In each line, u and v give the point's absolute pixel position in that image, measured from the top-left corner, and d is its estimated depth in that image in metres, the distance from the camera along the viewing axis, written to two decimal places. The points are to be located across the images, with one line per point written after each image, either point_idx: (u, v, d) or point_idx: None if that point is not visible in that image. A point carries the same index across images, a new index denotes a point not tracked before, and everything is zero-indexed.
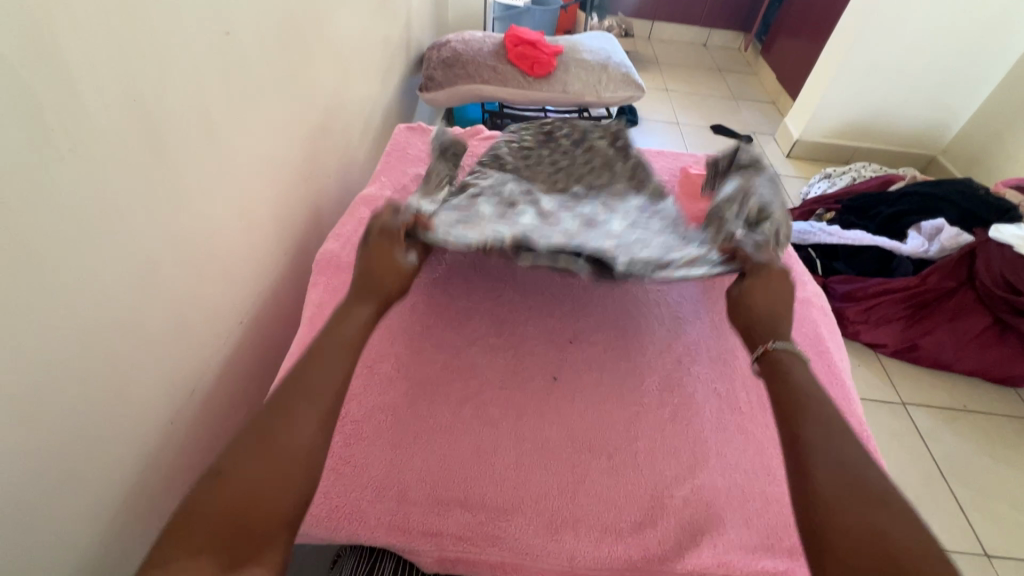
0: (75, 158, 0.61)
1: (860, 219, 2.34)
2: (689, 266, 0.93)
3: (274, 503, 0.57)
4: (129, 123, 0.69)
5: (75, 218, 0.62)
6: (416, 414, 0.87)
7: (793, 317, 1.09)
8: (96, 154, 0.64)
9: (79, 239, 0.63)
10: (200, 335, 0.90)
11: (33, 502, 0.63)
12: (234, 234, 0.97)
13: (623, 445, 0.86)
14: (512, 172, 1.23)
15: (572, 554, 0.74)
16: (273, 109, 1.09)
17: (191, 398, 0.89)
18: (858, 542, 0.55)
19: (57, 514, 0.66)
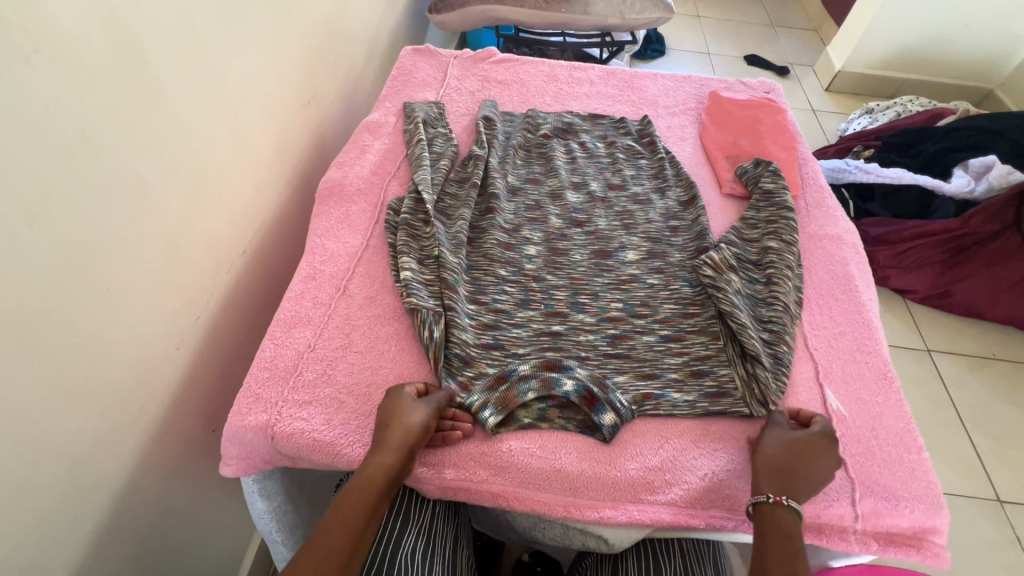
0: (42, 61, 0.60)
1: (901, 157, 2.18)
2: (684, 395, 0.81)
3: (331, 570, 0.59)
4: (93, 27, 0.66)
5: (40, 125, 0.61)
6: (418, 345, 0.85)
7: (821, 256, 1.02)
8: (58, 58, 0.62)
9: (46, 148, 0.62)
10: (199, 262, 0.90)
11: (39, 411, 0.65)
12: (230, 158, 0.95)
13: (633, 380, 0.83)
14: (531, 173, 1.13)
15: (575, 484, 0.73)
16: (267, 24, 1.02)
17: (195, 325, 0.90)
18: None
19: (62, 423, 0.68)
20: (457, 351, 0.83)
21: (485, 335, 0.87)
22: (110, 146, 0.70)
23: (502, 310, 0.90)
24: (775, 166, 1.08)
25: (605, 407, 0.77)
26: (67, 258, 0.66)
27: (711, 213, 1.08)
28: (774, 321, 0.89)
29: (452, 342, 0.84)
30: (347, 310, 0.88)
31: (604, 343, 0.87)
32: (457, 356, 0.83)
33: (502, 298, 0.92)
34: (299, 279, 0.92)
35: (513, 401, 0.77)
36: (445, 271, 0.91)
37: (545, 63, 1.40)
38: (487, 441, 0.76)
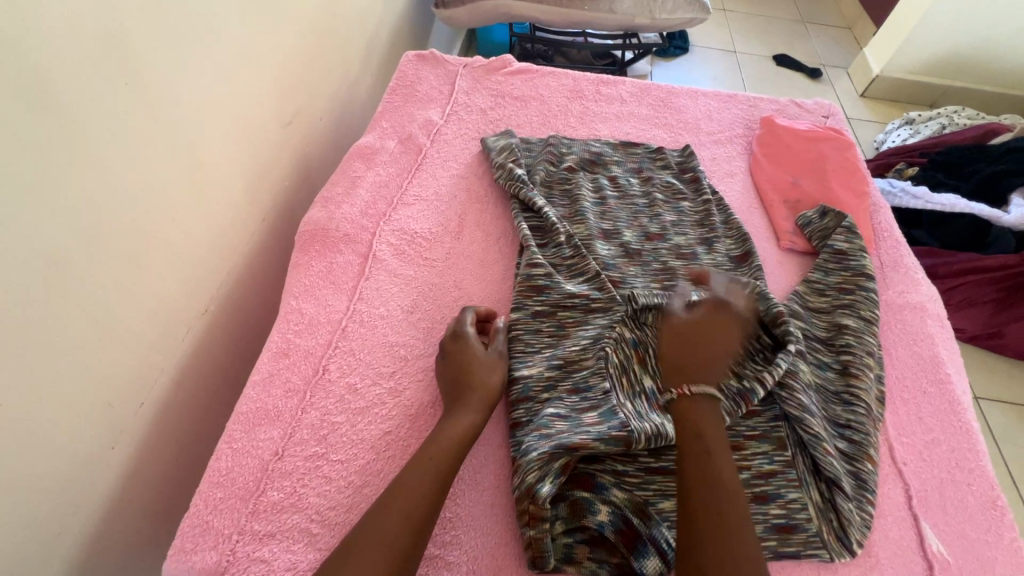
0: None
1: (949, 178, 1.98)
2: None
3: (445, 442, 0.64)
4: None
5: None
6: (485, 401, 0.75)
7: (908, 334, 0.84)
8: None
9: None
10: (144, 335, 0.72)
11: None
12: (186, 202, 0.77)
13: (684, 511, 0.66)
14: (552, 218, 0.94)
15: None
16: (235, 32, 0.83)
17: (140, 412, 0.73)
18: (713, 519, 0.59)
19: None
20: (535, 441, 0.67)
21: (542, 443, 0.66)
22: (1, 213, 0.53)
23: (568, 414, 0.71)
24: (850, 220, 0.90)
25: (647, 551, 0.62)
26: None
27: (768, 271, 0.90)
28: (855, 427, 0.72)
29: (541, 428, 0.69)
30: (325, 401, 0.71)
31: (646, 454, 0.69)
32: (538, 443, 0.67)
33: (576, 402, 0.73)
34: (268, 357, 0.75)
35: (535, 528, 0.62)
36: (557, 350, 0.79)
37: (568, 75, 1.21)
38: None
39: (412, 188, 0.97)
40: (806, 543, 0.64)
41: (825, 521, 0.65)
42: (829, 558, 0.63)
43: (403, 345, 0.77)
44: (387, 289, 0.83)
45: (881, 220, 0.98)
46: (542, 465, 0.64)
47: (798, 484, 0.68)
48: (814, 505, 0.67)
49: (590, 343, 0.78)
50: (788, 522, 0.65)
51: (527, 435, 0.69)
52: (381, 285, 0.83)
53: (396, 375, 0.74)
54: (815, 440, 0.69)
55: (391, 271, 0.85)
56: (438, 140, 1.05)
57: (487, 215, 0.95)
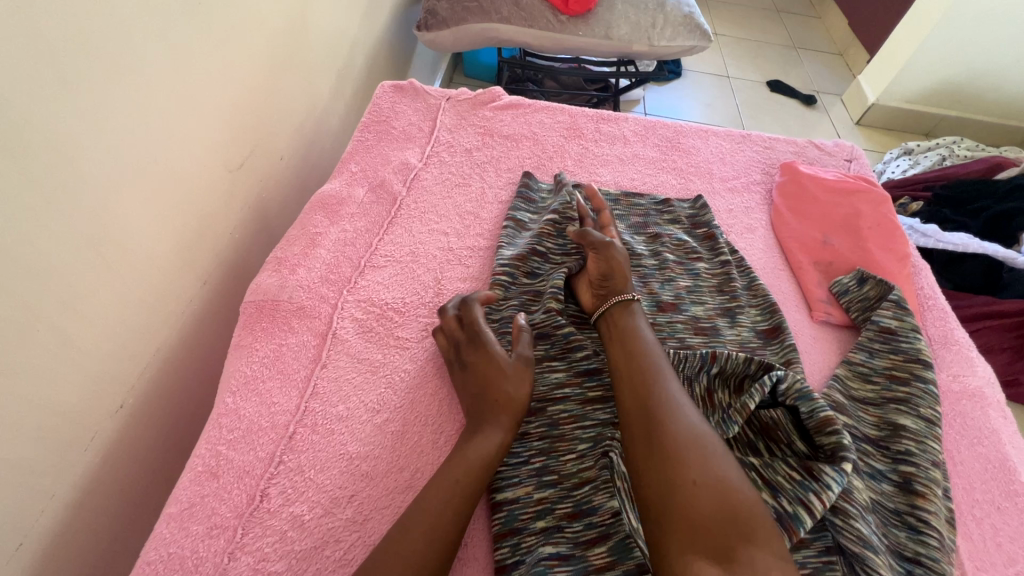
0: None
1: (956, 215, 1.90)
2: None
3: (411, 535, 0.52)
4: None
5: None
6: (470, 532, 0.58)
7: (968, 431, 0.71)
8: None
9: None
10: (23, 458, 0.56)
11: None
12: (89, 280, 0.61)
13: None
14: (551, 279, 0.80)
15: None
16: (165, 65, 0.68)
17: (15, 557, 0.56)
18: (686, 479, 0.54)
19: None
20: None
21: None
22: None
23: (569, 555, 0.57)
24: (896, 292, 0.78)
25: None
26: None
27: (803, 349, 0.77)
28: (927, 565, 0.57)
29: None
30: (261, 542, 0.55)
31: None
32: None
33: (578, 532, 0.58)
34: (190, 479, 0.59)
35: None
36: (547, 454, 0.65)
37: (564, 110, 1.08)
38: None
39: (384, 246, 0.82)
40: None
41: None
42: None
43: (365, 458, 0.62)
44: (348, 379, 0.67)
45: (925, 287, 0.85)
46: None
47: None
48: None
49: (590, 447, 0.64)
50: None
51: None
52: (342, 375, 0.68)
53: (356, 501, 0.59)
54: None
55: (354, 355, 0.70)
56: (415, 187, 0.91)
57: (473, 280, 0.80)
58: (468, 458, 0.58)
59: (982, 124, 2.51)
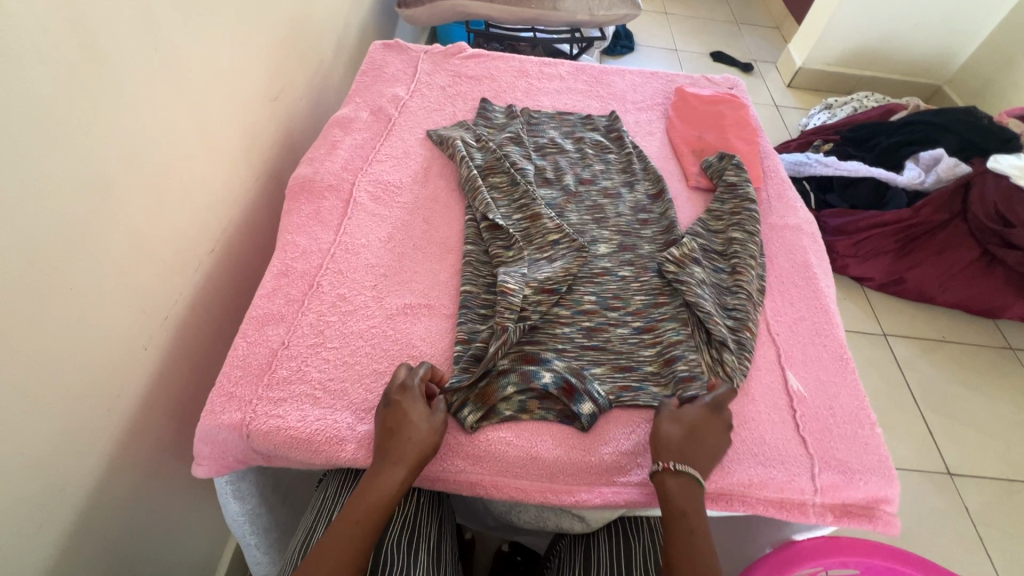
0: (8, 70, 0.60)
1: (857, 151, 2.27)
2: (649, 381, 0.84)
3: (356, 514, 0.66)
4: (58, 27, 0.66)
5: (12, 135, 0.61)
6: (452, 301, 0.92)
7: (783, 246, 1.06)
8: (25, 62, 0.62)
9: (21, 159, 0.62)
10: (168, 261, 0.88)
11: (15, 416, 0.65)
12: (197, 155, 0.93)
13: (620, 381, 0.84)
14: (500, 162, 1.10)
15: (568, 481, 0.76)
16: (233, 16, 1.01)
17: (164, 325, 0.88)
18: (693, 534, 0.68)
19: (35, 427, 0.68)
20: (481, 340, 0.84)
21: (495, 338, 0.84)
22: (84, 146, 0.71)
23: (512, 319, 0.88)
24: (739, 160, 1.12)
25: (592, 413, 0.78)
26: (44, 261, 0.67)
27: (679, 204, 1.11)
28: (739, 309, 0.93)
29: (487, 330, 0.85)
30: (320, 306, 0.88)
31: (579, 336, 0.89)
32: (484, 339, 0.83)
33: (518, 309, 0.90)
34: (271, 277, 0.91)
35: (493, 397, 0.79)
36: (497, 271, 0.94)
37: (515, 58, 1.41)
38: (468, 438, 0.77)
39: (384, 149, 1.14)
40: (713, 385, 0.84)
41: (723, 373, 0.85)
42: None
43: (382, 265, 0.95)
44: (366, 224, 1.00)
45: (769, 163, 1.21)
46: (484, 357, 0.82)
47: (694, 351, 0.89)
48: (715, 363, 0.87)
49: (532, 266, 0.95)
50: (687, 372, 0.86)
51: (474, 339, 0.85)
52: (362, 222, 1.00)
53: (377, 286, 0.92)
54: (707, 317, 0.90)
55: (369, 212, 1.02)
56: (405, 111, 1.24)
57: (450, 169, 1.13)
58: (404, 445, 0.69)
59: (893, 82, 2.90)
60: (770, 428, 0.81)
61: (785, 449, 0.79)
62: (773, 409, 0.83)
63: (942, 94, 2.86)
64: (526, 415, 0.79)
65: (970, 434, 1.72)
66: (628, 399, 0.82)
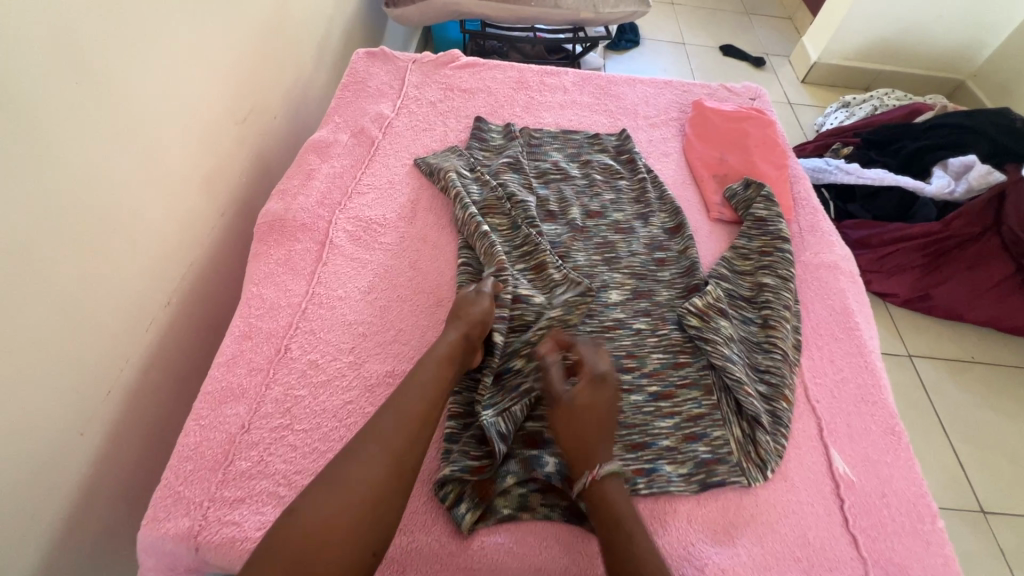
0: None
1: (879, 155, 2.13)
2: (670, 467, 0.72)
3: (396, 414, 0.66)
4: None
5: None
6: None
7: (819, 290, 0.93)
8: None
9: None
10: (111, 326, 0.76)
11: None
12: (145, 198, 0.80)
13: (637, 467, 0.72)
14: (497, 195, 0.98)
15: None
16: (189, 33, 0.87)
17: (108, 399, 0.76)
18: None
19: None
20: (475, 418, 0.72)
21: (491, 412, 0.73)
22: None
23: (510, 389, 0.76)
24: (768, 190, 0.99)
25: None
26: None
27: (700, 240, 0.98)
28: (773, 372, 0.80)
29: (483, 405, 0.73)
30: (288, 377, 0.76)
31: None
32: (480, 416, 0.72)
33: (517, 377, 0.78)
34: (231, 340, 0.79)
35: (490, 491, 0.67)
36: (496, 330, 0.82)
37: (513, 68, 1.27)
38: (458, 550, 0.64)
39: (365, 177, 1.01)
40: (746, 472, 0.72)
41: (756, 455, 0.73)
42: (747, 483, 0.71)
43: (361, 323, 0.82)
44: (343, 271, 0.88)
45: (800, 191, 1.07)
46: (478, 440, 0.71)
47: (723, 426, 0.76)
48: (747, 442, 0.75)
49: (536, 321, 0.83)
50: (715, 455, 0.73)
51: (468, 416, 0.74)
52: (339, 269, 0.88)
53: (355, 350, 0.79)
54: (737, 384, 0.77)
55: (347, 255, 0.90)
56: (390, 132, 1.10)
57: (439, 201, 1.00)
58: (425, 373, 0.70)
59: (914, 77, 2.74)
60: (815, 523, 0.69)
61: (834, 551, 0.67)
62: (816, 499, 0.71)
63: (965, 89, 2.70)
64: (526, 514, 0.67)
65: (1005, 467, 1.61)
66: (644, 491, 0.70)
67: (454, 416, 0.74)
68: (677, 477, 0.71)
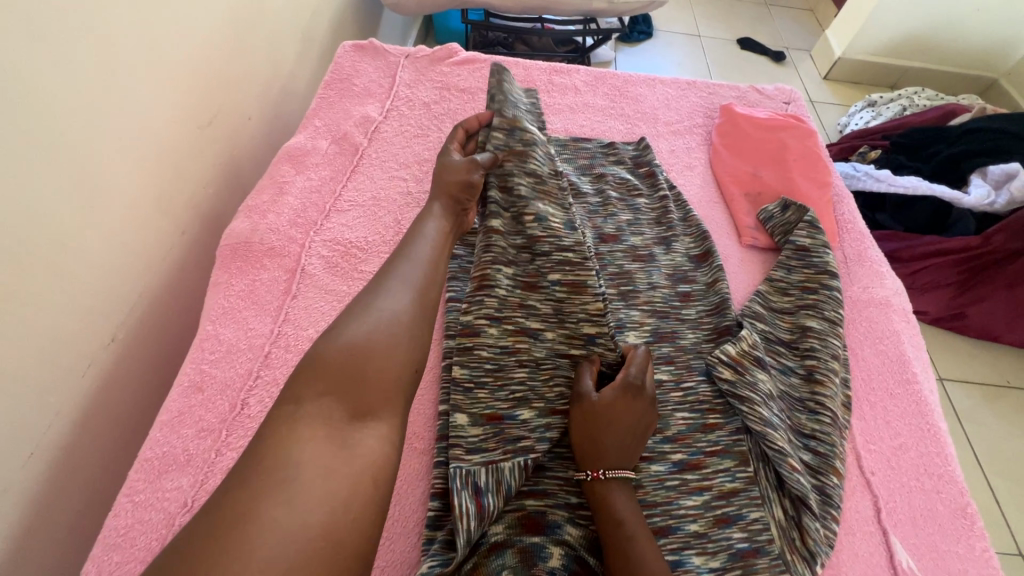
0: None
1: (910, 160, 1.98)
2: (700, 560, 0.60)
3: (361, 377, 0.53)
4: None
5: None
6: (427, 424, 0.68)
7: (869, 333, 0.80)
8: None
9: None
10: (31, 378, 0.63)
11: None
12: (76, 223, 0.68)
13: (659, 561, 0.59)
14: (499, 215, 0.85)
15: None
16: (131, 23, 0.73)
17: (30, 463, 0.64)
18: None
19: None
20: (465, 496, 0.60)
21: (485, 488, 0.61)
22: None
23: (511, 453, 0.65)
24: (811, 214, 0.86)
25: None
26: None
27: (730, 270, 0.85)
28: (821, 438, 0.68)
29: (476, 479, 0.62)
30: (244, 439, 0.63)
31: None
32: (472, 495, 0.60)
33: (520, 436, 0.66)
34: (179, 392, 0.67)
35: None
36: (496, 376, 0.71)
37: (518, 64, 1.13)
38: None
39: (347, 192, 0.88)
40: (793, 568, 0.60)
41: (802, 546, 0.61)
42: None
43: None
44: (316, 306, 0.75)
45: (845, 213, 0.94)
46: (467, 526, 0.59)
47: (763, 506, 0.64)
48: (791, 527, 0.63)
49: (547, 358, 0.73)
50: (754, 545, 0.61)
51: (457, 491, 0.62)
52: (312, 304, 0.75)
53: None
54: (779, 455, 0.65)
55: (322, 287, 0.77)
56: (377, 138, 0.97)
57: None
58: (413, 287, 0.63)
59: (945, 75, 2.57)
60: None
61: None
62: None
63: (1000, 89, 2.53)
64: None
65: None
66: None
67: (440, 492, 0.62)
68: (707, 572, 0.59)
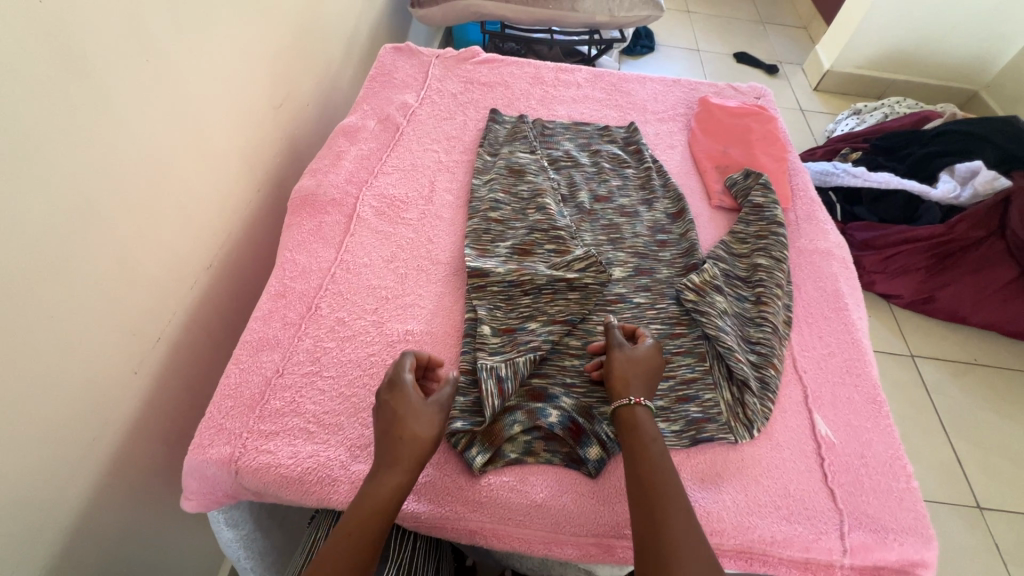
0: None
1: (887, 160, 2.17)
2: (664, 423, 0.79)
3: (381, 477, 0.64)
4: (42, 47, 0.62)
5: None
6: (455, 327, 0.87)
7: (811, 273, 0.99)
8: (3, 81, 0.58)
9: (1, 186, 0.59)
10: (161, 281, 0.85)
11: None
12: (193, 170, 0.89)
13: None
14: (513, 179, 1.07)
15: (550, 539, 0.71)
16: (233, 24, 0.96)
17: (156, 346, 0.85)
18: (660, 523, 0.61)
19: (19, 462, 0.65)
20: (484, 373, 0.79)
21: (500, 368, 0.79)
22: (72, 168, 0.67)
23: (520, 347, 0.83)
24: (766, 179, 1.06)
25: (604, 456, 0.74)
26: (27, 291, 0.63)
27: (700, 225, 1.05)
28: (763, 343, 0.86)
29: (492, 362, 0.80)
30: (318, 330, 0.84)
31: (590, 369, 0.84)
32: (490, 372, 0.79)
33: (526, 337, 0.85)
34: (268, 297, 0.87)
35: (499, 437, 0.74)
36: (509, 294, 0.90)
37: (529, 64, 1.35)
38: (463, 490, 0.71)
39: (390, 160, 1.10)
40: (735, 429, 0.78)
41: (744, 415, 0.79)
42: (734, 440, 0.77)
43: (384, 287, 0.90)
44: (368, 242, 0.96)
45: (799, 183, 1.14)
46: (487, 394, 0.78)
47: (715, 390, 0.82)
48: (736, 404, 0.81)
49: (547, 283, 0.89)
50: (706, 413, 0.80)
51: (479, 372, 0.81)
52: (365, 240, 0.96)
53: (379, 310, 0.87)
54: (728, 353, 0.83)
55: (372, 228, 0.98)
56: (413, 120, 1.19)
57: (457, 183, 1.08)
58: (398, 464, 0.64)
59: (927, 86, 2.76)
60: (795, 478, 0.75)
61: (811, 503, 0.72)
62: (797, 457, 0.77)
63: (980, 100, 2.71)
64: (531, 457, 0.74)
65: (1004, 464, 1.63)
66: None
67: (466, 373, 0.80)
68: (669, 433, 0.78)
